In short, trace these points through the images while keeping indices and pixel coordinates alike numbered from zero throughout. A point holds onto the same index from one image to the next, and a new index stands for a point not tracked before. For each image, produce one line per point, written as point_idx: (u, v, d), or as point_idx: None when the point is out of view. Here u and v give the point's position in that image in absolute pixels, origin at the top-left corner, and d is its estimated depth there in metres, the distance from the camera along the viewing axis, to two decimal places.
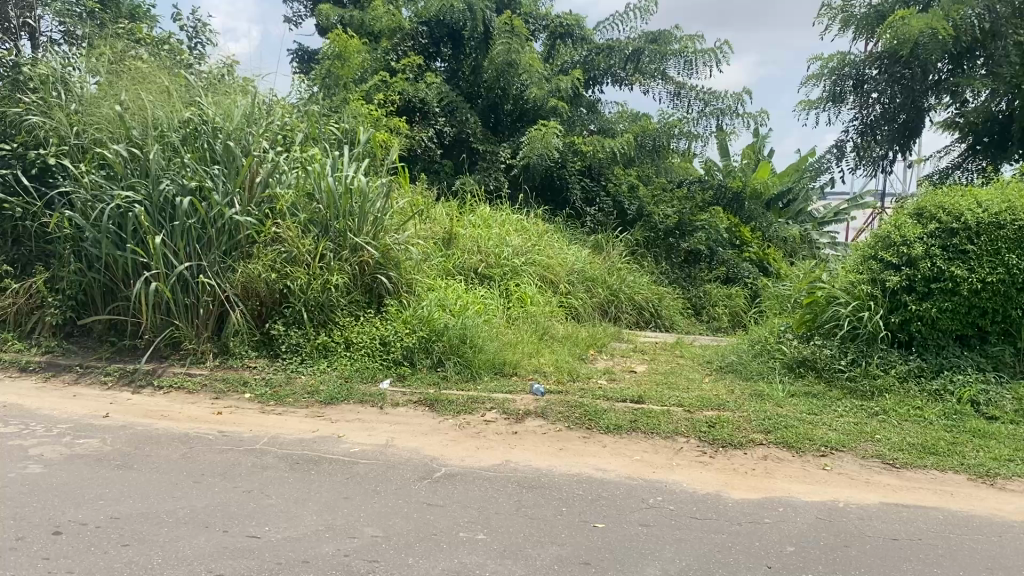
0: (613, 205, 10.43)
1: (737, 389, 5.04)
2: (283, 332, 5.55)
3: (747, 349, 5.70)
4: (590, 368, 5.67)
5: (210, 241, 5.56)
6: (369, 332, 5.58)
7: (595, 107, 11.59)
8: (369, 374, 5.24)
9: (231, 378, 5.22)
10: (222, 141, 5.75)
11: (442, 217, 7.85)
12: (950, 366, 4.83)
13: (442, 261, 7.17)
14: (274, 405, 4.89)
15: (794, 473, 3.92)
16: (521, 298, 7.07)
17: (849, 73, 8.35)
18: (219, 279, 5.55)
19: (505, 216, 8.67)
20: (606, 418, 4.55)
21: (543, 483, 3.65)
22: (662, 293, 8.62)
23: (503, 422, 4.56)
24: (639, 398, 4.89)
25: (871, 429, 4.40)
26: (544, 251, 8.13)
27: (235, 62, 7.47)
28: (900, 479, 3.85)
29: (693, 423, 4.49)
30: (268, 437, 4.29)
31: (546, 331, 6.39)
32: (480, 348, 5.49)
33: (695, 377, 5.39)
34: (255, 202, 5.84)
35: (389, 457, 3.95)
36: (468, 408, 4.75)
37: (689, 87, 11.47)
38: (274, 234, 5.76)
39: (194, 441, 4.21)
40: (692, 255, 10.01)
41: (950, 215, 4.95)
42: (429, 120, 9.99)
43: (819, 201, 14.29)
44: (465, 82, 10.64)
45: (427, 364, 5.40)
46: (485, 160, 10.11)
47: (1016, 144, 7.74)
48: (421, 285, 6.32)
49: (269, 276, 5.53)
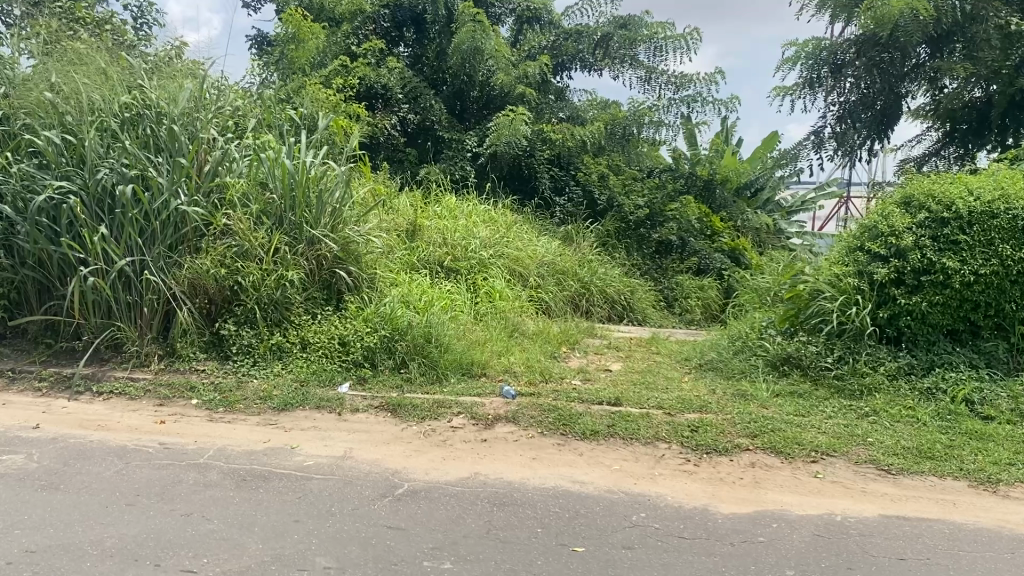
0: (583, 195, 10.09)
1: (718, 389, 4.76)
2: (234, 332, 5.15)
3: (728, 345, 5.41)
4: (563, 366, 5.35)
5: (154, 235, 5.16)
6: (327, 331, 5.21)
7: (564, 94, 11.25)
8: (327, 377, 4.88)
9: (177, 383, 4.85)
10: (166, 126, 5.33)
11: (407, 208, 7.49)
12: (941, 364, 4.59)
13: (406, 254, 6.80)
14: (224, 412, 4.53)
15: (785, 482, 3.65)
16: (490, 293, 6.70)
17: (825, 58, 8.08)
18: (163, 275, 5.15)
19: (473, 207, 8.32)
20: (581, 423, 4.25)
21: (516, 499, 3.34)
22: (634, 286, 8.48)
23: (471, 428, 4.24)
24: (616, 400, 4.58)
25: (862, 432, 4.14)
26: (514, 243, 7.81)
27: (183, 44, 7.02)
28: (899, 488, 3.60)
29: (674, 428, 4.21)
30: (214, 450, 3.93)
31: (517, 328, 6.07)
32: (447, 347, 5.14)
33: (673, 377, 5.09)
34: (203, 192, 5.43)
35: (347, 472, 3.62)
36: (434, 413, 4.42)
37: (659, 71, 11.16)
38: (224, 226, 5.36)
39: (132, 455, 3.83)
40: (663, 246, 9.87)
41: (941, 203, 4.69)
42: (392, 108, 9.62)
43: (787, 189, 14.08)
44: (429, 68, 10.25)
45: (390, 365, 5.04)
46: (451, 148, 9.74)
47: (995, 130, 7.56)
48: (383, 281, 5.96)
49: (217, 273, 5.13)
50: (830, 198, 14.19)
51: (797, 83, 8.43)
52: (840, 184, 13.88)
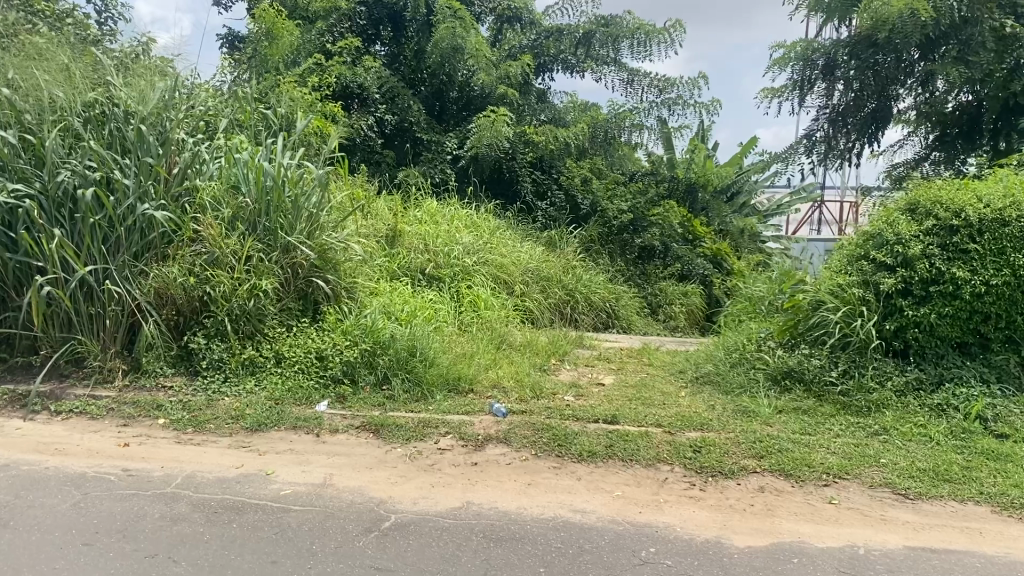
0: (565, 199, 9.85)
1: (718, 406, 4.52)
2: (204, 346, 4.81)
3: (724, 357, 5.17)
4: (554, 380, 5.08)
5: (119, 242, 4.83)
6: (303, 345, 4.90)
7: (544, 96, 11.03)
8: (303, 395, 4.58)
9: (142, 401, 4.52)
10: (133, 125, 4.99)
11: (386, 213, 7.20)
12: (951, 378, 4.39)
13: (386, 261, 6.50)
14: (192, 433, 4.22)
15: (799, 509, 3.41)
16: (474, 301, 6.42)
17: (817, 60, 7.89)
18: (128, 285, 4.82)
19: (454, 211, 8.04)
20: (577, 443, 3.99)
21: (514, 532, 3.07)
22: (618, 292, 8.27)
23: (461, 451, 3.98)
24: (612, 418, 4.32)
25: (874, 453, 3.92)
26: (496, 248, 7.55)
27: (150, 39, 6.68)
28: (919, 515, 3.37)
29: (676, 448, 3.96)
30: (183, 477, 3.62)
31: (503, 339, 5.80)
32: (432, 361, 4.86)
33: (670, 391, 4.85)
34: (171, 195, 5.10)
35: (328, 503, 3.33)
36: (420, 434, 4.15)
37: (642, 74, 10.97)
38: (194, 232, 5.03)
39: (92, 484, 3.51)
40: (646, 251, 9.66)
41: (949, 211, 4.50)
42: (369, 108, 9.31)
43: (764, 194, 13.98)
44: (407, 67, 9.95)
45: (371, 381, 4.74)
46: (430, 151, 9.47)
47: (988, 135, 7.41)
48: (362, 290, 5.66)
49: (186, 282, 4.80)
50: (805, 202, 14.15)
51: (786, 85, 8.25)
52: (815, 189, 13.84)
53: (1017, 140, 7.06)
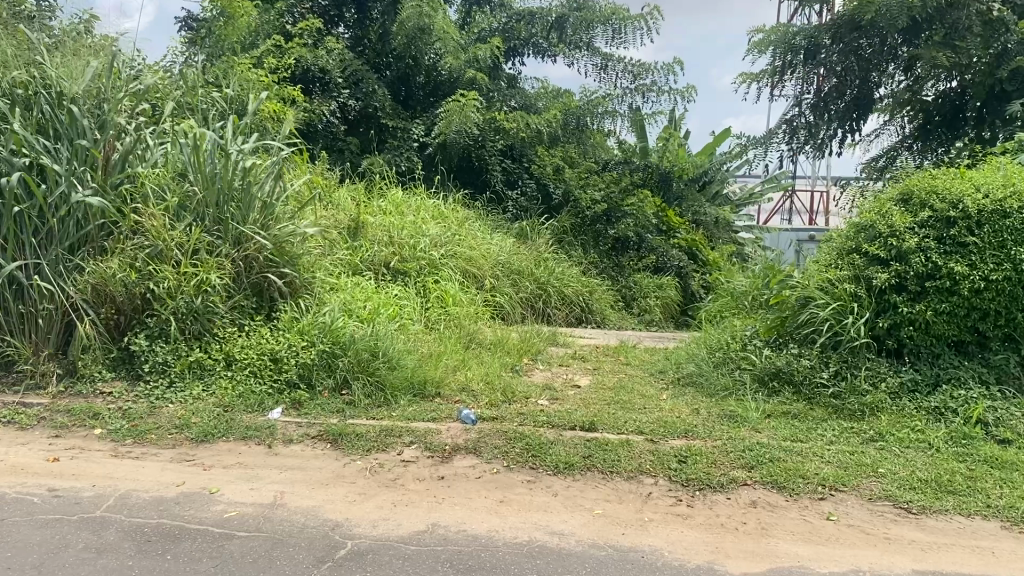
0: (538, 189, 9.57)
1: (703, 410, 4.22)
2: (146, 348, 4.41)
3: (707, 356, 4.87)
4: (527, 382, 4.76)
5: (51, 235, 4.46)
6: (256, 346, 4.52)
7: (514, 82, 10.69)
8: (255, 401, 4.21)
9: (77, 408, 4.13)
10: (65, 107, 4.56)
11: (348, 203, 6.81)
12: (948, 379, 4.14)
13: (347, 254, 6.13)
14: (131, 445, 3.84)
15: (796, 528, 3.12)
16: (442, 297, 6.07)
17: (798, 43, 7.61)
18: (62, 281, 4.42)
19: (420, 201, 7.67)
20: (554, 454, 3.67)
21: (485, 560, 2.75)
22: (592, 285, 8.00)
23: (426, 463, 3.65)
24: (590, 424, 4.00)
25: (871, 462, 3.65)
26: (466, 240, 7.21)
27: (92, 17, 6.21)
28: (926, 533, 3.09)
29: (660, 458, 3.66)
30: (115, 498, 3.24)
31: (472, 337, 5.47)
32: (395, 363, 4.51)
33: (651, 393, 4.54)
34: (111, 184, 4.69)
35: (277, 528, 2.98)
36: (382, 444, 3.82)
37: (616, 59, 10.63)
38: (135, 223, 4.63)
39: (10, 507, 3.12)
40: (619, 242, 9.35)
41: (946, 201, 4.24)
42: (331, 92, 8.88)
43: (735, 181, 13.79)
44: (371, 50, 9.49)
45: (329, 386, 4.39)
46: (395, 138, 9.09)
47: (970, 123, 7.17)
48: (322, 285, 5.29)
49: (126, 278, 4.40)
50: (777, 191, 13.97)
51: (765, 70, 7.97)
52: (785, 179, 13.65)
53: (1001, 127, 6.81)
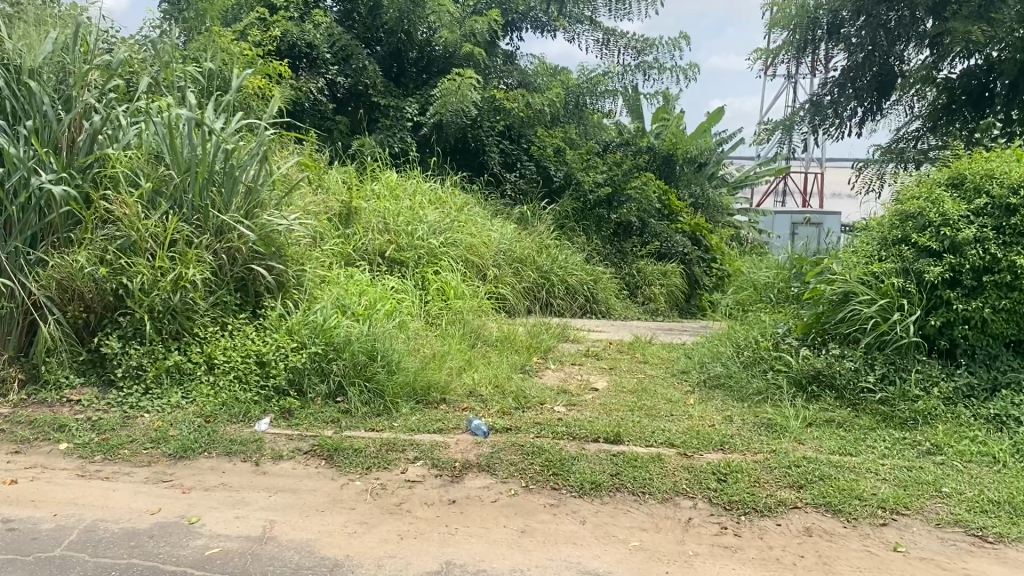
0: (537, 171, 9.07)
1: (737, 418, 3.82)
2: (119, 351, 3.96)
3: (734, 355, 4.47)
4: (539, 385, 4.35)
5: (10, 225, 4.02)
6: (240, 347, 4.08)
7: (511, 58, 10.23)
8: (240, 412, 3.77)
9: (40, 419, 3.69)
10: (23, 82, 4.16)
11: (340, 186, 6.36)
12: (1007, 384, 3.75)
13: (340, 243, 5.69)
14: (101, 463, 3.41)
15: (861, 562, 2.73)
16: (442, 289, 5.64)
17: (821, 18, 7.18)
18: (24, 277, 3.98)
19: (417, 184, 7.22)
20: (578, 471, 3.26)
21: None
22: (596, 273, 7.64)
23: (434, 484, 3.24)
24: (616, 436, 3.58)
25: (932, 479, 3.26)
26: (466, 227, 6.78)
27: None
28: (1009, 568, 2.70)
29: (697, 475, 3.26)
30: (79, 530, 2.81)
31: (476, 333, 5.06)
32: (395, 366, 4.09)
33: (676, 396, 4.14)
34: (77, 168, 4.23)
35: (267, 569, 2.56)
36: (384, 460, 3.41)
37: (619, 34, 10.14)
38: (104, 212, 4.17)
39: None
40: (621, 227, 9.02)
41: (1005, 187, 3.85)
42: (319, 69, 8.37)
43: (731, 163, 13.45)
44: (361, 24, 8.96)
45: (322, 392, 3.96)
46: (387, 118, 8.60)
47: (999, 102, 6.75)
48: (313, 278, 4.85)
49: (96, 272, 3.95)
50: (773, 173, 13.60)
51: (785, 46, 7.53)
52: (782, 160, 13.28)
53: None
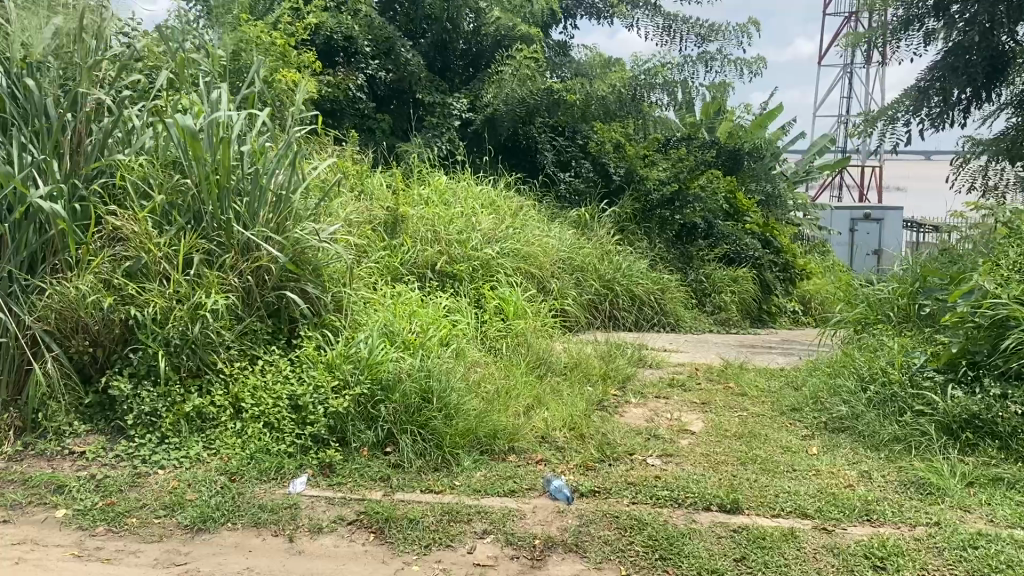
0: (594, 169, 8.24)
1: (877, 475, 3.09)
2: (130, 393, 3.36)
3: (856, 393, 3.74)
4: (624, 427, 3.66)
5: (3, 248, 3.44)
6: (271, 385, 3.45)
7: (563, 47, 9.57)
8: (272, 469, 3.15)
9: (35, 478, 3.09)
10: (21, 79, 3.58)
11: (384, 191, 5.73)
12: None
13: (385, 256, 5.05)
14: (102, 536, 2.78)
15: None
16: (500, 307, 4.99)
17: None
18: (19, 307, 3.40)
19: (468, 186, 6.58)
20: (694, 554, 2.56)
21: None
22: (664, 280, 6.90)
23: (511, 570, 2.56)
24: (733, 504, 2.87)
25: None
26: (522, 233, 6.11)
27: None
28: None
29: (849, 560, 2.53)
30: None
31: (542, 361, 4.38)
32: (453, 409, 3.42)
33: (793, 444, 3.43)
34: (82, 180, 3.65)
35: None
36: (447, 535, 2.74)
37: (682, 19, 9.39)
38: (113, 229, 3.59)
39: None
40: (686, 229, 8.28)
41: None
42: (359, 64, 7.78)
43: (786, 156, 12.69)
44: (403, 15, 8.31)
45: (369, 442, 3.31)
46: (433, 116, 7.94)
47: None
48: (357, 300, 4.21)
49: (102, 301, 3.39)
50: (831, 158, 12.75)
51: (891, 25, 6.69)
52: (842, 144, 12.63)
53: None
